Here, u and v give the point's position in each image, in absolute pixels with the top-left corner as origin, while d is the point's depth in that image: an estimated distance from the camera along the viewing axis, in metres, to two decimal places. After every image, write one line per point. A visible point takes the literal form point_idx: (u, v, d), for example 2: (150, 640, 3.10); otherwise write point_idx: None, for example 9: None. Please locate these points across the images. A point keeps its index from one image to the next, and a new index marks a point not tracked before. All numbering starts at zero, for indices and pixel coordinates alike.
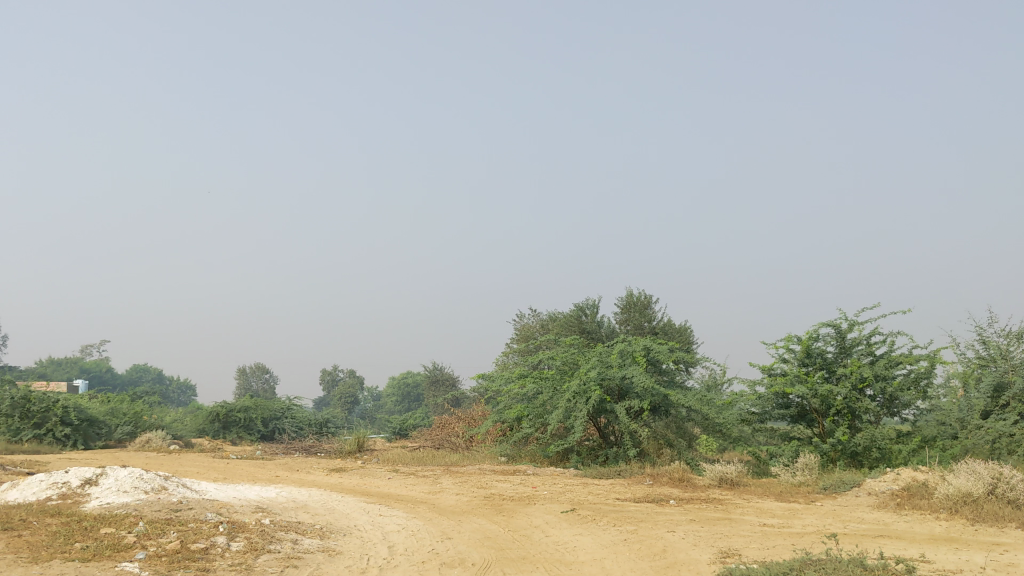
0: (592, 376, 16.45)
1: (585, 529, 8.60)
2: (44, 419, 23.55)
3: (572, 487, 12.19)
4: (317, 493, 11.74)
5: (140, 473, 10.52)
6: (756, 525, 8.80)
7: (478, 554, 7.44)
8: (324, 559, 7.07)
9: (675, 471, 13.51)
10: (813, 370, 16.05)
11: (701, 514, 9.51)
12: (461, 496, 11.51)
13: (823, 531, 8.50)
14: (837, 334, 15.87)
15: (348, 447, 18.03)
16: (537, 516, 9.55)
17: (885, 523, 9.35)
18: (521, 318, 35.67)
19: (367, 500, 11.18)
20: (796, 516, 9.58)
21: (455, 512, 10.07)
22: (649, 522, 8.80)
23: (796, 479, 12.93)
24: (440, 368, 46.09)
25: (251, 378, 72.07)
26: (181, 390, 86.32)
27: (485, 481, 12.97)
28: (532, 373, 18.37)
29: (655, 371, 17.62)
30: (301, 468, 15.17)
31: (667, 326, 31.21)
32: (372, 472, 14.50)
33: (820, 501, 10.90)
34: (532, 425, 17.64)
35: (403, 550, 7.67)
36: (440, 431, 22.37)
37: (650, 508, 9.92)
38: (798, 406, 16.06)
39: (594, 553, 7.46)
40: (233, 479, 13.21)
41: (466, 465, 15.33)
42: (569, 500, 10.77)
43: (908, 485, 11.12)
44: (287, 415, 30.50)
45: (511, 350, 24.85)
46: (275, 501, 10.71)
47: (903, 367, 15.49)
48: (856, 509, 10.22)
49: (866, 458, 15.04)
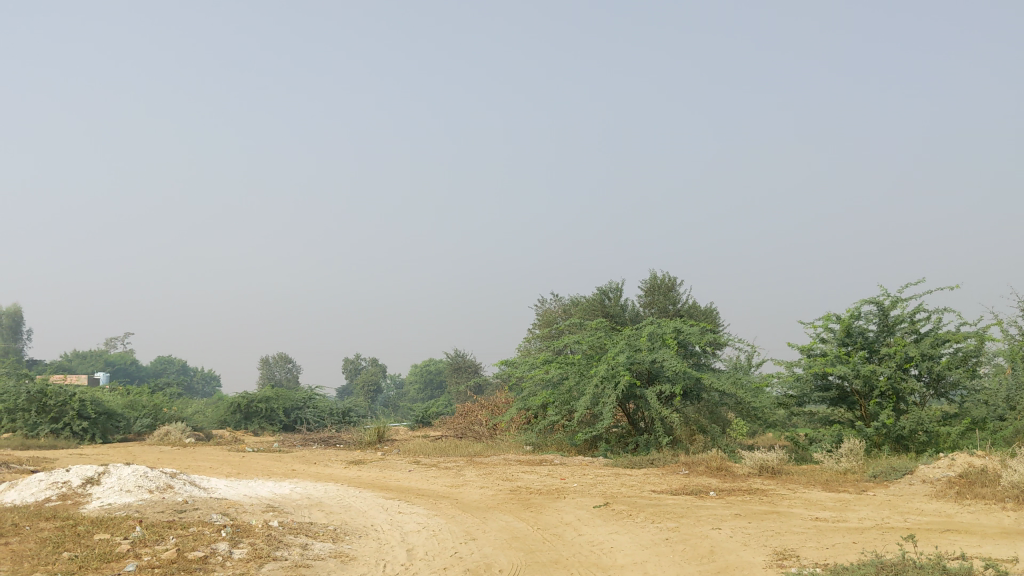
0: (621, 360, 15.71)
1: (621, 527, 7.90)
2: (61, 413, 23.05)
3: (602, 478, 11.48)
4: (333, 488, 11.10)
5: (145, 471, 9.90)
6: (809, 520, 8.05)
7: (506, 559, 6.75)
8: (336, 567, 6.40)
9: (712, 459, 12.76)
10: (854, 351, 15.28)
11: (746, 508, 8.75)
12: (486, 489, 10.83)
13: (884, 526, 7.76)
14: (879, 311, 15.06)
15: (369, 438, 17.41)
16: (568, 512, 8.85)
17: (949, 515, 8.56)
18: (543, 303, 34.96)
19: (386, 495, 10.51)
20: (849, 508, 8.84)
21: (479, 508, 9.37)
22: (692, 518, 8.08)
23: (841, 466, 12.16)
24: (461, 355, 45.49)
25: (274, 368, 71.83)
26: (203, 380, 86.30)
27: (511, 473, 12.28)
28: (557, 358, 17.64)
29: (686, 354, 16.88)
30: (319, 461, 14.54)
31: (692, 309, 30.40)
32: (392, 464, 13.82)
33: (872, 490, 10.13)
34: (558, 412, 16.93)
35: (423, 554, 6.99)
36: (462, 419, 21.71)
37: (690, 501, 9.22)
38: (838, 388, 15.28)
39: (634, 556, 6.76)
40: (246, 475, 12.57)
41: (490, 455, 14.66)
42: (602, 493, 10.07)
43: (966, 471, 10.33)
44: (309, 405, 29.99)
45: (533, 336, 24.20)
46: (289, 498, 10.08)
47: (950, 345, 14.66)
48: (913, 499, 9.43)
49: (912, 442, 14.25)
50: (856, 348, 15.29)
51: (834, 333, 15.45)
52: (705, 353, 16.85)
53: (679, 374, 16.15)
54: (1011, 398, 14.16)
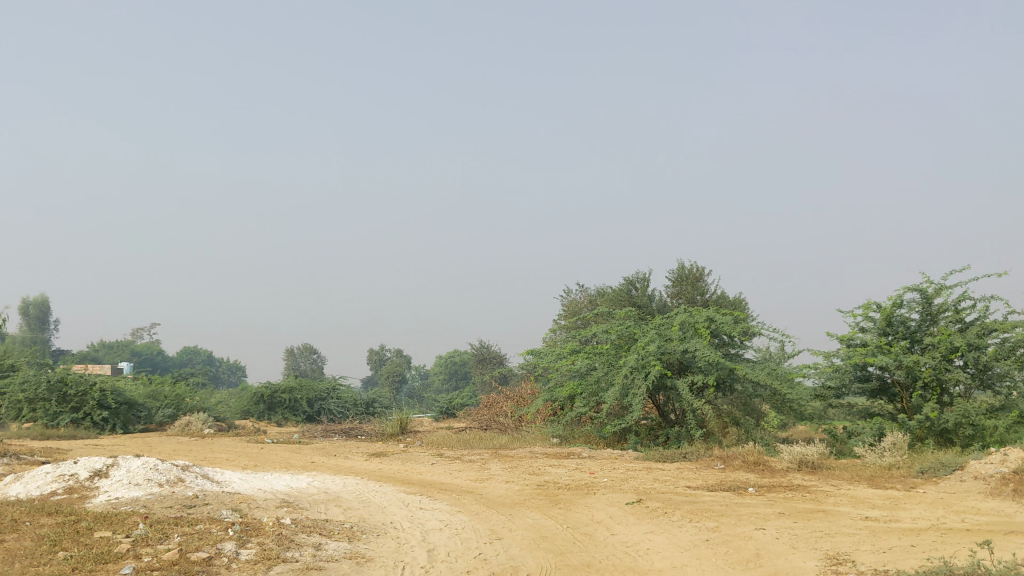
0: (652, 350, 15.15)
1: (657, 527, 7.38)
2: (82, 402, 22.82)
3: (634, 473, 10.93)
4: (353, 482, 10.64)
5: (155, 463, 9.48)
6: (859, 520, 7.49)
7: (535, 562, 6.24)
8: (350, 570, 5.93)
9: (748, 454, 12.20)
10: (895, 340, 14.65)
11: (790, 506, 8.18)
12: (511, 484, 10.33)
13: (941, 527, 7.18)
14: (922, 298, 14.42)
15: (391, 430, 16.99)
16: (599, 509, 8.33)
17: (1011, 515, 7.95)
18: (568, 293, 34.39)
19: (406, 489, 10.03)
20: (900, 507, 8.26)
21: (506, 504, 8.87)
22: (732, 518, 7.54)
23: (885, 462, 11.56)
24: (486, 345, 45.03)
25: (299, 358, 71.77)
26: (230, 370, 86.60)
27: (538, 466, 11.77)
28: (585, 348, 17.11)
29: (720, 343, 16.32)
30: (338, 453, 14.12)
31: (721, 299, 29.74)
32: (415, 457, 13.35)
33: (921, 487, 9.52)
34: (585, 404, 16.42)
35: (445, 556, 6.49)
36: (487, 410, 21.27)
37: (728, 499, 8.68)
38: (878, 379, 14.68)
39: (673, 559, 6.23)
40: (263, 467, 12.16)
41: (515, 447, 14.18)
42: (633, 489, 9.53)
43: (1022, 467, 9.73)
44: (332, 395, 29.63)
45: (558, 326, 23.66)
46: (305, 492, 9.64)
47: (998, 335, 13.97)
48: (967, 498, 8.82)
49: (958, 436, 13.62)
50: (898, 337, 14.66)
51: (875, 322, 14.83)
52: (740, 343, 16.25)
53: (712, 364, 15.60)
54: None
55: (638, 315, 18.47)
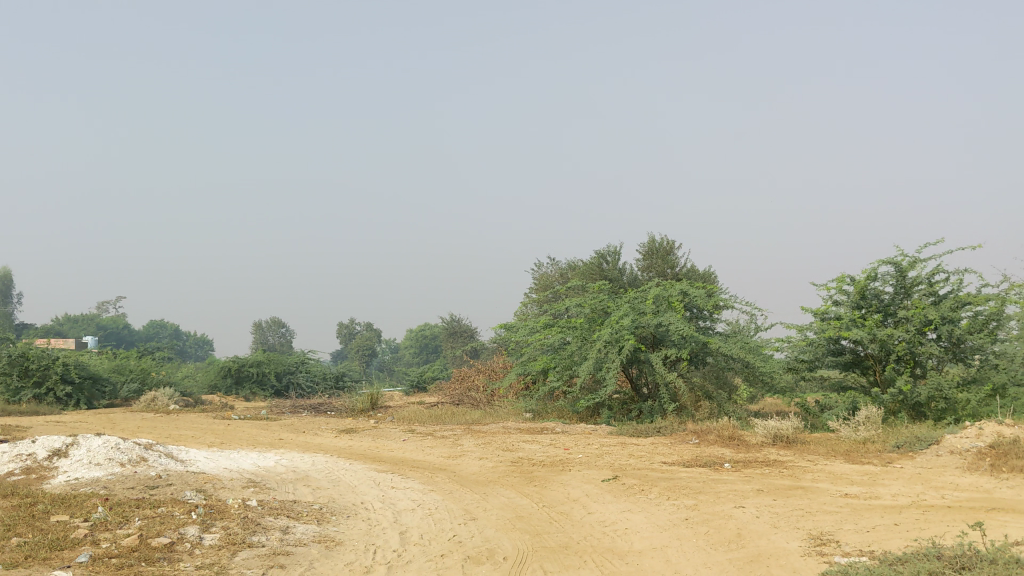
0: (626, 324, 14.98)
1: (635, 505, 7.20)
2: (44, 377, 22.34)
3: (609, 448, 10.76)
4: (322, 460, 10.39)
5: (116, 442, 9.16)
6: (839, 497, 7.36)
7: (511, 544, 6.04)
8: (320, 555, 5.70)
9: (723, 428, 12.08)
10: (868, 313, 14.59)
11: (768, 482, 8.04)
12: (485, 461, 10.13)
13: (922, 505, 7.07)
14: (896, 272, 14.35)
15: (361, 406, 16.73)
16: (574, 487, 8.15)
17: (989, 491, 7.88)
18: (539, 266, 34.16)
19: (377, 468, 9.79)
20: (879, 483, 8.15)
21: (480, 482, 8.66)
22: (711, 495, 7.39)
23: (860, 436, 11.49)
24: (456, 319, 44.79)
25: (268, 332, 71.10)
26: (197, 344, 85.72)
27: (511, 442, 11.58)
28: (558, 322, 16.92)
29: (694, 317, 16.20)
30: (308, 429, 13.85)
31: (691, 273, 29.65)
32: (386, 433, 13.12)
33: (898, 462, 9.44)
34: (558, 378, 16.25)
35: (418, 538, 6.27)
36: (458, 384, 21.07)
37: (705, 475, 8.54)
38: (851, 352, 14.62)
39: (653, 539, 6.04)
40: (230, 445, 11.87)
41: (488, 423, 13.98)
42: (609, 465, 9.36)
43: (998, 442, 9.69)
44: (301, 369, 29.31)
45: (529, 300, 23.46)
46: (273, 471, 9.39)
47: (971, 308, 13.92)
48: (945, 473, 8.75)
49: (930, 409, 13.61)
50: (871, 311, 14.61)
51: (848, 295, 14.76)
52: (713, 317, 16.14)
53: (686, 338, 15.48)
54: None
55: (610, 288, 18.31)
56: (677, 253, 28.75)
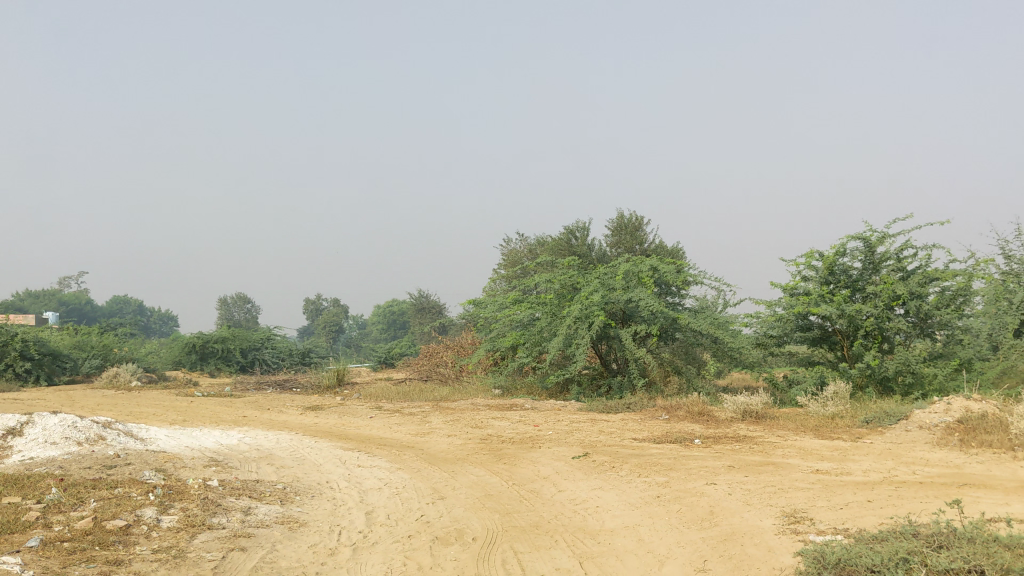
0: (596, 299, 14.88)
1: (606, 482, 7.09)
2: (3, 354, 21.90)
3: (578, 425, 10.65)
4: (286, 438, 10.19)
5: (73, 420, 8.89)
6: (811, 474, 7.29)
7: (480, 523, 5.90)
8: (282, 537, 5.54)
9: (693, 404, 12.02)
10: (837, 289, 14.58)
11: (739, 458, 7.96)
12: (453, 438, 9.98)
13: (894, 481, 7.03)
14: (865, 247, 14.34)
15: (328, 382, 16.51)
16: (544, 464, 8.02)
17: (959, 466, 7.86)
18: (507, 242, 33.97)
19: (343, 445, 9.60)
20: (850, 459, 8.11)
21: (448, 460, 8.51)
22: (683, 472, 7.29)
23: (829, 411, 11.48)
24: (424, 295, 44.54)
25: (233, 308, 70.35)
26: (162, 320, 84.68)
27: (480, 419, 11.44)
28: (527, 298, 16.77)
29: (663, 293, 16.12)
30: (272, 406, 13.61)
31: (659, 249, 29.62)
32: (353, 410, 12.93)
33: (867, 438, 9.41)
34: (528, 354, 16.13)
35: (384, 518, 6.12)
36: (426, 360, 20.89)
37: (676, 451, 8.45)
38: (820, 328, 14.62)
39: (625, 518, 5.92)
40: (192, 422, 11.62)
41: (457, 399, 13.83)
42: (579, 442, 9.24)
43: (967, 418, 9.71)
44: (267, 345, 28.99)
45: (498, 276, 23.28)
46: (236, 449, 9.18)
47: (939, 284, 13.94)
48: (915, 448, 8.73)
49: (897, 384, 13.63)
50: (840, 286, 14.60)
51: (817, 270, 14.73)
52: (683, 293, 16.07)
53: (655, 314, 15.40)
54: (999, 338, 13.58)
55: (580, 264, 18.17)
56: (646, 229, 28.69)
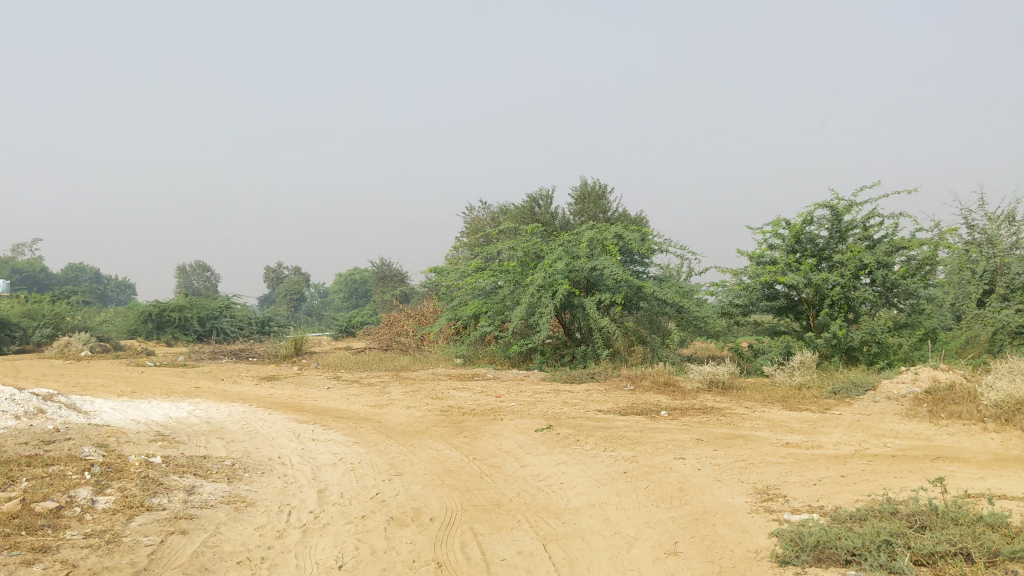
0: (560, 268, 14.59)
1: (570, 457, 6.82)
2: None
3: (541, 396, 10.37)
4: (239, 410, 9.81)
5: (11, 393, 8.44)
6: (780, 447, 7.07)
7: (439, 503, 5.60)
8: (228, 519, 5.19)
9: (658, 374, 11.82)
10: (803, 258, 14.42)
11: (707, 431, 7.73)
12: (413, 410, 9.66)
13: (867, 454, 6.83)
14: (832, 215, 14.16)
15: (285, 352, 16.11)
16: (506, 438, 7.74)
17: (931, 439, 7.70)
18: (469, 210, 33.53)
19: (298, 418, 9.25)
20: (820, 431, 7.92)
21: (406, 433, 8.19)
22: (650, 446, 7.03)
23: (795, 381, 11.32)
24: (386, 263, 44.03)
25: (192, 276, 69.22)
26: (119, 289, 83.28)
27: (441, 390, 11.14)
28: (490, 266, 16.42)
29: (628, 261, 15.86)
30: (227, 377, 13.20)
31: (623, 217, 29.37)
32: (310, 381, 12.57)
33: (835, 409, 9.23)
34: (490, 323, 15.79)
35: (337, 498, 5.79)
36: (387, 330, 20.53)
37: (642, 423, 8.21)
38: (785, 297, 14.47)
39: (591, 495, 5.66)
40: (141, 394, 11.19)
41: (417, 369, 13.51)
42: (542, 414, 8.97)
43: (934, 389, 9.59)
44: (226, 313, 28.47)
45: (460, 244, 22.87)
46: (184, 423, 8.80)
47: (906, 253, 13.82)
48: (884, 420, 8.57)
49: (862, 353, 13.51)
50: (806, 255, 14.42)
51: (783, 239, 14.56)
52: (647, 261, 15.82)
53: (620, 282, 15.15)
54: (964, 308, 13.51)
55: (544, 231, 17.83)
56: (610, 197, 28.42)
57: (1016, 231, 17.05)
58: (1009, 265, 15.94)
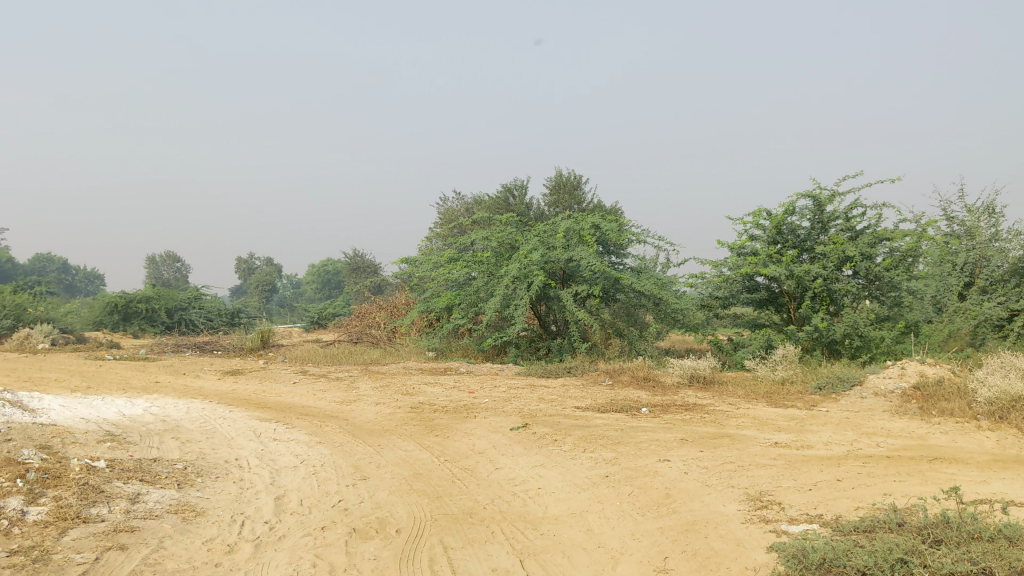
0: (536, 259, 14.16)
1: (548, 459, 6.40)
2: None
3: (516, 392, 9.94)
4: (197, 407, 9.30)
5: None
6: (769, 448, 6.69)
7: (407, 511, 5.16)
8: (174, 531, 4.72)
9: (637, 368, 11.44)
10: (784, 249, 14.10)
11: (690, 430, 7.34)
12: (382, 406, 9.20)
13: (861, 455, 6.46)
14: (814, 206, 13.83)
15: (251, 345, 15.59)
16: (480, 438, 7.31)
17: (923, 438, 7.35)
18: (443, 200, 33.01)
19: (260, 416, 8.77)
20: (809, 430, 7.55)
21: (374, 433, 7.74)
22: (632, 447, 6.63)
23: (778, 376, 10.98)
24: (359, 254, 43.44)
25: (162, 267, 68.19)
26: (88, 279, 82.04)
27: (412, 385, 10.69)
28: (463, 256, 15.96)
29: (604, 252, 15.48)
30: (189, 371, 12.68)
31: (598, 208, 29.00)
32: (275, 375, 12.07)
33: (822, 406, 8.89)
34: (463, 315, 15.33)
35: (296, 506, 5.34)
36: (358, 322, 20.04)
37: (622, 422, 7.81)
38: (766, 289, 14.14)
39: (572, 502, 5.24)
40: (97, 389, 10.66)
41: (388, 363, 13.06)
42: (518, 411, 8.54)
43: (923, 384, 9.26)
44: (194, 305, 27.83)
45: (434, 235, 22.39)
46: (138, 421, 8.29)
47: (889, 245, 13.51)
48: (874, 418, 8.22)
49: (844, 346, 13.21)
50: (787, 246, 14.10)
51: (764, 230, 14.23)
52: (624, 252, 15.44)
53: (597, 274, 14.77)
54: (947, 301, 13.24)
55: (518, 221, 17.39)
56: (585, 187, 28.04)
57: (995, 222, 16.82)
58: (990, 257, 15.70)
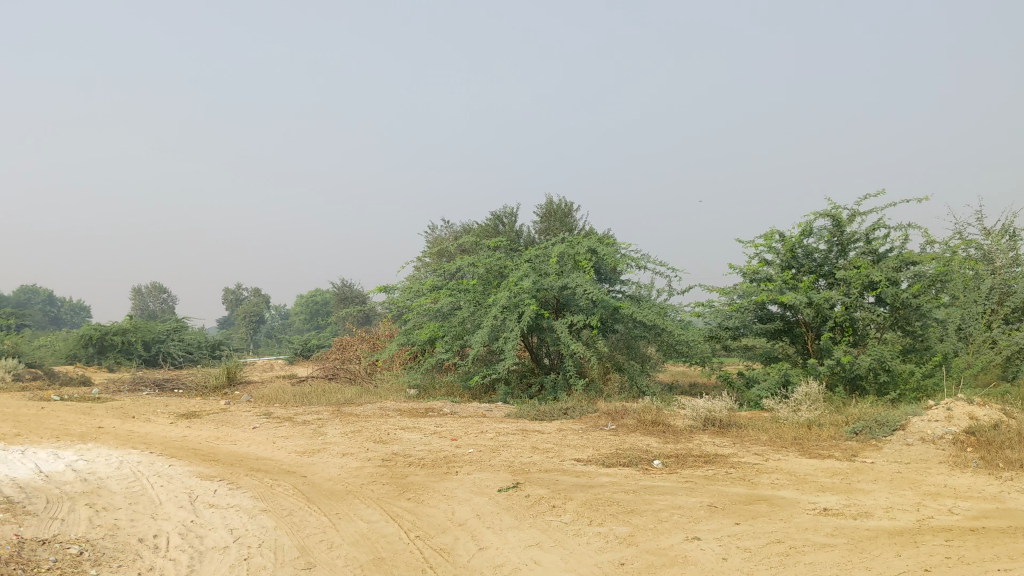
0: (527, 286, 12.91)
1: (547, 536, 5.05)
2: None
3: (506, 439, 8.58)
4: (132, 461, 7.90)
5: None
6: (819, 517, 5.36)
7: None
8: None
9: (644, 410, 10.09)
10: (800, 274, 12.88)
11: (718, 493, 6.00)
12: (349, 459, 7.83)
13: (938, 528, 5.13)
14: (833, 226, 12.60)
15: (216, 382, 14.19)
16: (461, 503, 5.95)
17: (999, 499, 6.03)
18: (431, 228, 31.77)
19: (203, 472, 7.40)
20: (861, 490, 6.21)
21: (332, 496, 6.37)
22: (650, 518, 5.29)
23: (803, 418, 9.63)
24: (348, 284, 42.02)
25: (148, 298, 66.58)
26: (73, 312, 80.21)
27: (387, 430, 9.31)
28: (448, 284, 14.68)
29: (600, 279, 14.21)
30: (139, 414, 11.27)
31: (591, 235, 27.83)
32: (235, 419, 10.68)
33: (864, 456, 7.58)
34: (448, 349, 14.02)
35: None
36: (339, 355, 18.65)
37: (633, 480, 6.46)
38: (782, 318, 12.87)
39: None
40: (26, 438, 9.25)
41: (364, 403, 11.69)
42: (507, 465, 7.18)
43: (978, 428, 7.96)
44: (173, 337, 26.41)
45: (421, 262, 21.13)
46: (53, 482, 6.90)
47: (918, 268, 12.27)
48: (930, 472, 6.91)
49: (869, 382, 11.92)
50: (803, 271, 12.89)
51: (777, 253, 12.98)
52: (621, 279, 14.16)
53: (594, 303, 13.49)
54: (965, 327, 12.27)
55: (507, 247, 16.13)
56: (577, 213, 26.84)
57: (1017, 246, 15.67)
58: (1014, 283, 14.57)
